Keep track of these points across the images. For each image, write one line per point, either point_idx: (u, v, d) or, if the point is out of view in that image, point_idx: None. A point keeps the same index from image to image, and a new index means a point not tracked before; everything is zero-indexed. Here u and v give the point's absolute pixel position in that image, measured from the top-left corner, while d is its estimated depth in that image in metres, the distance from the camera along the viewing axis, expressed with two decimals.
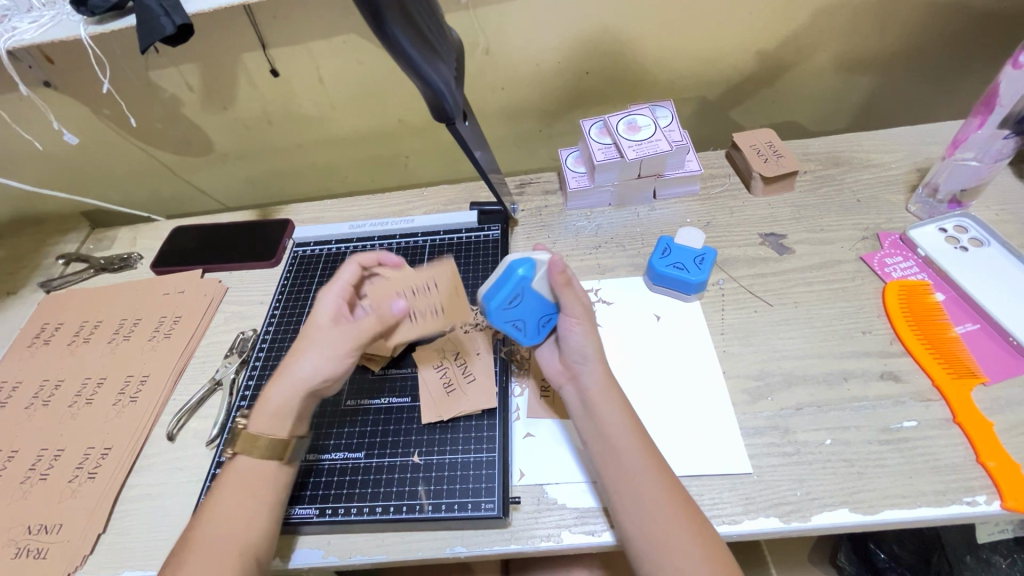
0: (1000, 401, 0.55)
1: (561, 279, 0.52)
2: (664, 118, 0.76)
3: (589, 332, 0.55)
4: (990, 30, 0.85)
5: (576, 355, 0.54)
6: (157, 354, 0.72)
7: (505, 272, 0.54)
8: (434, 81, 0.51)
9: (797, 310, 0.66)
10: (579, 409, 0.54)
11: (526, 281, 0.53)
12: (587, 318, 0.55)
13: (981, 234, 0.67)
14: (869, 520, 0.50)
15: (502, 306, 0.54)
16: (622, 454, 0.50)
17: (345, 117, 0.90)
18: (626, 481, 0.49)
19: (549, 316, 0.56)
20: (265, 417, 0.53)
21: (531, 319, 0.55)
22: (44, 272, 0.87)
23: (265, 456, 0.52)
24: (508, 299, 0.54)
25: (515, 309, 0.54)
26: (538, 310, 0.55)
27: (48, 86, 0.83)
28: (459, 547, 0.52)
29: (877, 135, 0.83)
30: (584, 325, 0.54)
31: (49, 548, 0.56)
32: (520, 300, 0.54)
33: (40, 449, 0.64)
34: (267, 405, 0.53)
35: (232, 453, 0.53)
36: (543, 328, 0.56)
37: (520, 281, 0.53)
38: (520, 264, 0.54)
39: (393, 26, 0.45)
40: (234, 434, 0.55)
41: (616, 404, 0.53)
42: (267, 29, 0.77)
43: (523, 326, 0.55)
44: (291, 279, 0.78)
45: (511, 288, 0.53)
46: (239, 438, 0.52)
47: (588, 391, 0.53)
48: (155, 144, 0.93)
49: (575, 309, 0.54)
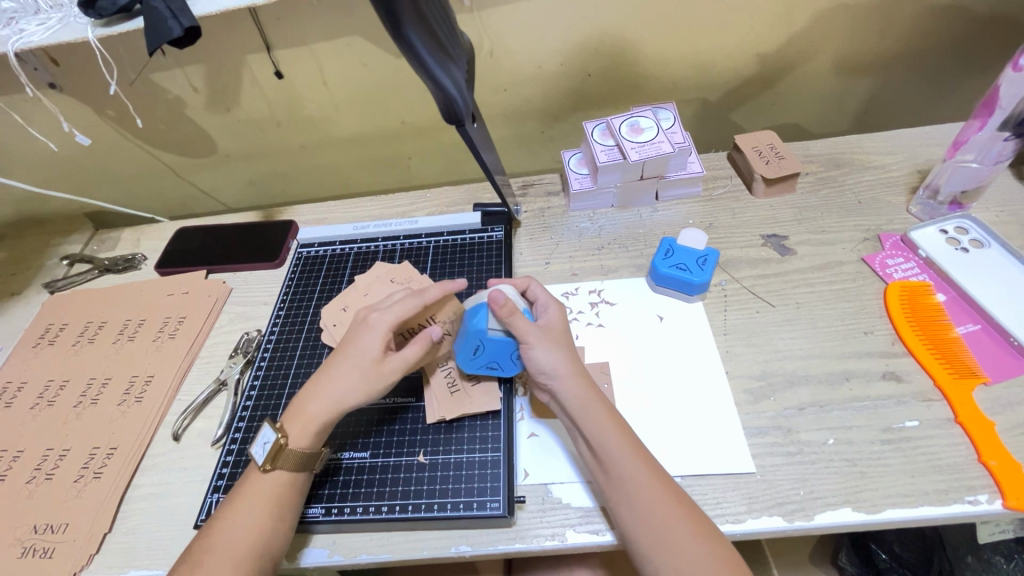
0: (1001, 401, 0.56)
1: (505, 311, 0.53)
2: (666, 119, 0.76)
3: (551, 350, 0.55)
4: (989, 33, 0.86)
5: (543, 375, 0.54)
6: (162, 355, 0.72)
7: (463, 326, 0.57)
8: (447, 84, 0.51)
9: (799, 310, 0.66)
10: (566, 421, 0.54)
11: (480, 331, 0.55)
12: (544, 338, 0.55)
13: (982, 236, 0.68)
14: (871, 519, 0.50)
15: (470, 355, 0.57)
16: (609, 461, 0.50)
17: (348, 119, 0.91)
18: (618, 486, 0.49)
19: (515, 349, 0.57)
20: (304, 432, 0.53)
21: (501, 356, 0.57)
22: (48, 272, 0.87)
23: (293, 468, 0.53)
24: (472, 347, 0.57)
25: (482, 355, 0.57)
26: (503, 348, 0.56)
27: (54, 87, 0.83)
28: (464, 546, 0.53)
29: (878, 136, 0.84)
30: (542, 344, 0.54)
31: (55, 547, 0.57)
32: (483, 347, 0.56)
33: (46, 449, 0.65)
34: (302, 420, 0.54)
35: (268, 466, 0.52)
36: (517, 360, 0.57)
37: (475, 333, 0.56)
38: (471, 317, 0.56)
39: (407, 28, 0.45)
40: (260, 443, 0.54)
41: (597, 412, 0.52)
42: (273, 32, 0.77)
43: (498, 364, 0.58)
44: (295, 279, 0.78)
45: (469, 338, 0.56)
46: (274, 452, 0.52)
47: (567, 405, 0.53)
48: (159, 145, 0.94)
49: (528, 335, 0.54)
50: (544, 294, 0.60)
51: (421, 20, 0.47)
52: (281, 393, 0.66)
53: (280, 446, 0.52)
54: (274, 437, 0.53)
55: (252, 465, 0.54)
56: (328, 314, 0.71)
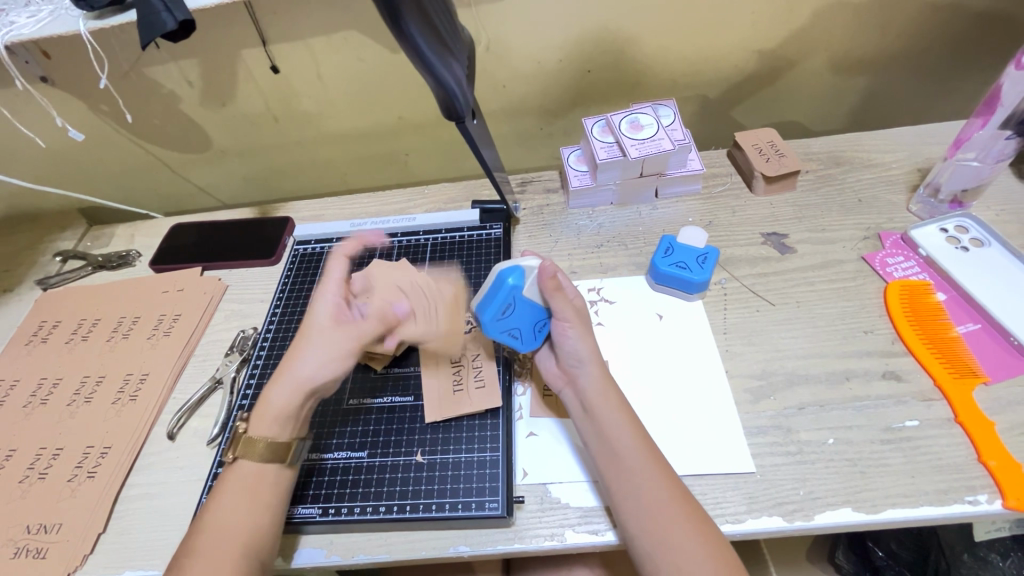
0: (1002, 401, 0.56)
1: (551, 283, 0.55)
2: (666, 116, 0.76)
3: (585, 334, 0.55)
4: (991, 31, 0.85)
5: (573, 358, 0.55)
6: (157, 352, 0.71)
7: (495, 282, 0.54)
8: (447, 80, 0.50)
9: (799, 310, 0.66)
10: (578, 410, 0.54)
11: (516, 290, 0.54)
12: (580, 322, 0.56)
13: (982, 235, 0.67)
14: (871, 519, 0.50)
15: (496, 317, 0.54)
16: (621, 453, 0.50)
17: (345, 114, 0.90)
18: (627, 478, 0.49)
19: (542, 321, 0.57)
20: (268, 420, 0.53)
21: (525, 327, 0.56)
22: (41, 268, 0.86)
23: (264, 459, 0.52)
24: (500, 310, 0.54)
25: (509, 318, 0.55)
26: (531, 317, 0.56)
27: (45, 81, 0.82)
28: (463, 546, 0.52)
29: (879, 134, 0.83)
30: (577, 327, 0.55)
31: (49, 547, 0.56)
32: (513, 309, 0.55)
33: (39, 448, 0.64)
34: (265, 411, 0.54)
35: (233, 457, 0.52)
36: (539, 333, 0.57)
37: (510, 290, 0.54)
38: (509, 274, 0.54)
39: (408, 22, 0.45)
40: (239, 434, 0.55)
41: (614, 402, 0.53)
42: (269, 26, 0.76)
43: (519, 334, 0.56)
44: (291, 277, 0.77)
45: (502, 298, 0.54)
46: (237, 441, 0.53)
47: (586, 392, 0.54)
48: (153, 140, 0.93)
49: (568, 314, 0.55)
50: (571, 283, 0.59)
51: (423, 15, 0.47)
52: None
53: (242, 434, 0.53)
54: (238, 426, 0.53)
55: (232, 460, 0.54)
56: None
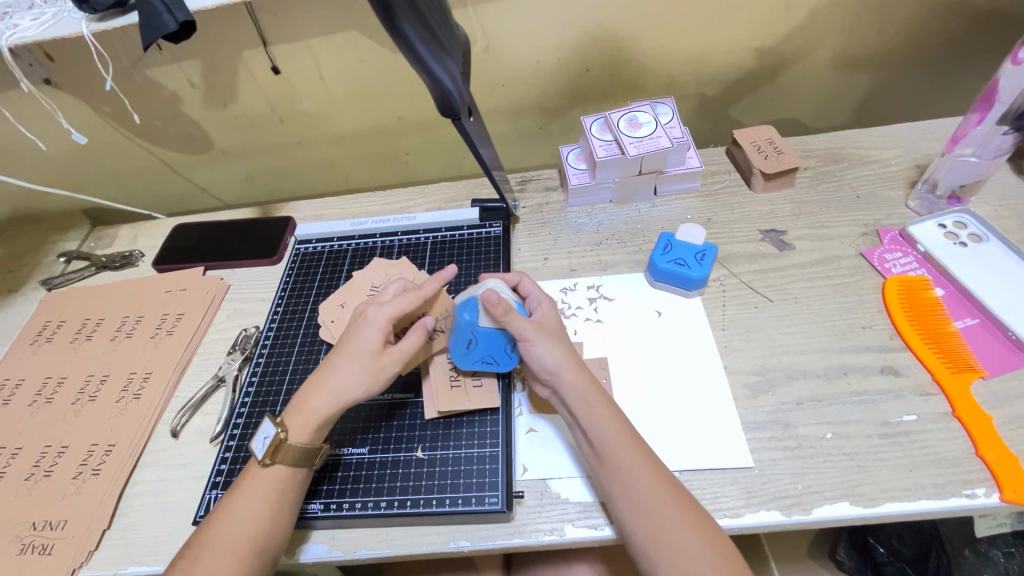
0: (999, 395, 0.56)
1: (500, 310, 0.53)
2: (664, 114, 0.76)
3: (551, 345, 0.55)
4: (989, 26, 0.85)
5: (545, 371, 0.54)
6: (160, 351, 0.72)
7: (453, 319, 0.57)
8: (442, 77, 0.51)
9: (797, 306, 0.66)
10: (566, 416, 0.55)
11: (472, 324, 0.56)
12: (543, 333, 0.56)
13: (980, 230, 0.68)
14: (869, 513, 0.50)
15: (462, 349, 0.58)
16: (609, 458, 0.50)
17: (346, 114, 0.90)
18: (617, 482, 0.49)
19: (510, 342, 0.58)
20: (305, 427, 0.53)
21: (496, 351, 0.58)
22: (45, 269, 0.87)
23: (293, 463, 0.53)
24: (465, 343, 0.57)
25: (475, 350, 0.57)
26: (498, 342, 0.57)
27: (49, 83, 0.82)
28: (463, 541, 0.53)
29: (877, 131, 0.84)
30: (542, 342, 0.55)
31: (55, 544, 0.57)
32: (477, 341, 0.57)
33: (44, 446, 0.65)
34: (304, 416, 0.54)
35: (268, 461, 0.52)
36: (512, 353, 0.58)
37: (466, 325, 0.56)
38: (463, 309, 0.57)
39: (402, 20, 0.45)
40: (260, 438, 0.53)
41: (598, 406, 0.53)
42: (269, 27, 0.77)
43: (492, 359, 0.58)
44: (293, 276, 0.78)
45: (463, 334, 0.57)
46: (275, 447, 0.52)
47: (568, 398, 0.54)
48: (156, 141, 0.93)
49: (527, 331, 0.55)
50: (535, 289, 0.61)
51: (416, 13, 0.47)
52: (280, 390, 0.66)
53: (280, 440, 0.52)
54: (275, 431, 0.53)
55: (252, 460, 0.54)
56: (326, 310, 0.71)
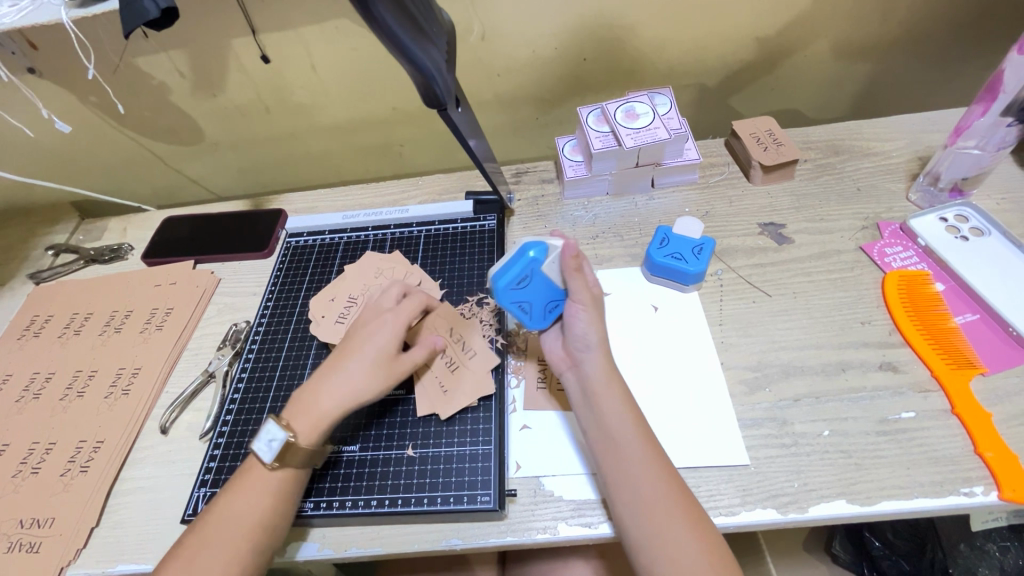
0: (999, 392, 0.55)
1: (573, 262, 0.53)
2: (663, 105, 0.74)
3: (594, 319, 0.54)
4: (993, 15, 0.84)
5: (581, 342, 0.54)
6: (150, 346, 0.71)
7: (516, 254, 0.54)
8: (426, 67, 0.49)
9: (796, 301, 0.65)
10: (579, 398, 0.54)
11: (536, 264, 0.53)
12: (594, 307, 0.54)
13: (982, 224, 0.67)
14: (866, 511, 0.50)
15: (510, 286, 0.53)
16: (619, 445, 0.50)
17: (337, 105, 0.89)
18: (623, 472, 0.49)
19: (555, 300, 0.56)
20: (315, 429, 0.52)
21: (536, 303, 0.55)
22: (33, 263, 0.86)
23: (298, 465, 0.52)
24: (517, 280, 0.53)
25: (523, 291, 0.54)
26: (546, 295, 0.55)
27: (33, 73, 0.81)
28: (455, 540, 0.52)
29: (879, 122, 0.82)
30: (589, 313, 0.54)
31: (42, 542, 0.56)
32: (529, 283, 0.54)
33: (32, 443, 0.64)
34: (313, 418, 0.53)
35: (275, 465, 0.51)
36: (550, 313, 0.56)
37: (530, 264, 0.53)
38: (533, 247, 0.54)
39: (381, 10, 0.43)
40: (265, 439, 0.52)
41: (618, 393, 0.52)
42: (257, 14, 0.75)
43: (529, 309, 0.55)
44: (284, 269, 0.77)
45: (521, 270, 0.53)
46: (284, 451, 0.51)
47: (590, 380, 0.53)
48: (144, 132, 0.92)
49: (582, 295, 0.54)
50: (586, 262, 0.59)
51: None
52: (269, 386, 0.65)
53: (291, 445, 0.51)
54: (285, 436, 0.51)
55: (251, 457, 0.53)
56: (317, 305, 0.70)
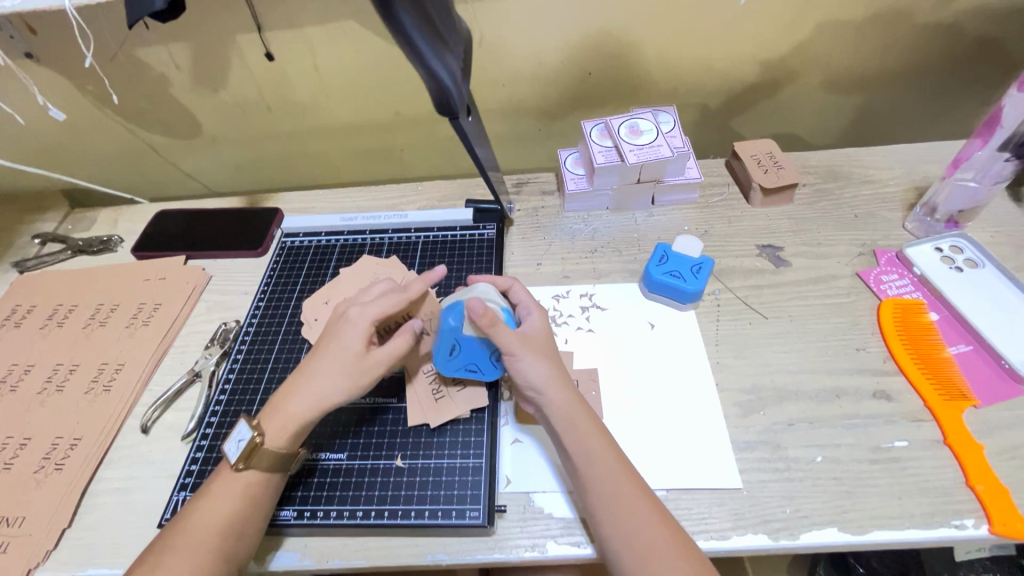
0: (990, 425, 0.55)
1: (483, 322, 0.51)
2: (666, 123, 0.75)
3: (536, 361, 0.53)
4: (991, 52, 0.85)
5: (528, 386, 0.53)
6: (135, 342, 0.69)
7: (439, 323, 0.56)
8: (442, 75, 0.49)
9: (791, 324, 0.65)
10: (548, 434, 0.53)
11: (456, 331, 0.55)
12: (527, 349, 0.53)
13: (976, 256, 0.67)
14: (857, 541, 0.50)
15: (446, 357, 0.57)
16: (590, 479, 0.49)
17: (340, 106, 0.88)
18: (599, 506, 0.48)
19: (495, 351, 0.56)
20: (282, 432, 0.51)
21: (481, 360, 0.57)
22: (18, 251, 0.84)
23: (266, 468, 0.50)
24: (448, 350, 0.56)
25: (458, 357, 0.57)
26: (483, 351, 0.56)
27: (31, 57, 0.79)
28: (441, 555, 0.51)
29: (877, 151, 0.83)
30: (526, 356, 0.53)
31: (10, 541, 0.54)
32: (461, 348, 0.56)
33: (5, 437, 0.62)
34: (283, 417, 0.52)
35: (242, 465, 0.50)
36: (498, 362, 0.57)
37: (451, 331, 0.55)
38: (447, 314, 0.56)
39: (402, 14, 0.43)
40: (235, 440, 0.51)
41: (579, 427, 0.51)
42: (264, 11, 0.74)
43: (478, 367, 0.57)
44: (277, 269, 0.75)
45: (446, 338, 0.56)
46: (250, 451, 0.50)
47: (554, 418, 0.52)
48: (141, 123, 0.90)
49: (511, 344, 0.52)
50: (525, 297, 0.59)
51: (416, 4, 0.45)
52: (257, 388, 0.63)
53: (257, 445, 0.50)
54: (251, 435, 0.50)
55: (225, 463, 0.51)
56: (309, 308, 0.69)
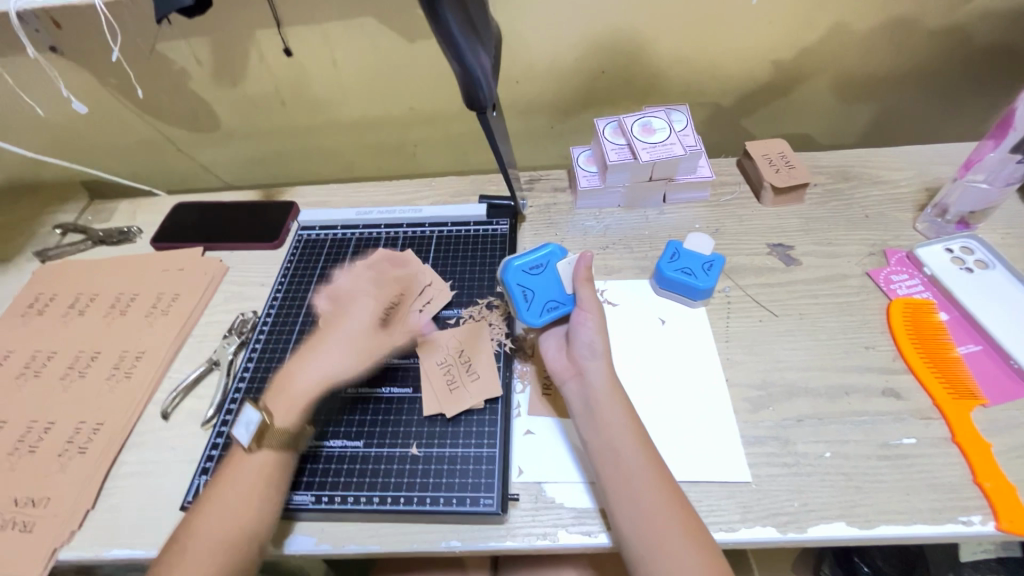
0: (998, 423, 0.56)
1: (585, 270, 0.60)
2: (679, 122, 0.75)
3: (601, 330, 0.57)
4: (1006, 54, 0.85)
5: (586, 350, 0.56)
6: (154, 331, 0.71)
7: (542, 249, 0.64)
8: (475, 70, 0.50)
9: (801, 322, 0.66)
10: (581, 406, 0.54)
11: (552, 261, 0.62)
12: (600, 318, 0.58)
13: (987, 257, 0.68)
14: (864, 535, 0.50)
15: (522, 269, 0.62)
16: (620, 453, 0.50)
17: (356, 101, 0.89)
18: (622, 482, 0.49)
19: (558, 304, 0.60)
20: (290, 410, 0.54)
21: (539, 296, 0.60)
22: (40, 240, 0.85)
23: (278, 447, 0.52)
24: (532, 266, 0.62)
25: (532, 278, 0.61)
26: (550, 292, 0.60)
27: (55, 51, 0.81)
28: (455, 541, 0.52)
29: (889, 152, 0.83)
30: (596, 321, 0.57)
31: (36, 521, 0.55)
32: (539, 274, 0.61)
33: (30, 421, 0.63)
34: (289, 399, 0.55)
35: (254, 446, 0.52)
36: (546, 312, 0.59)
37: (548, 257, 0.63)
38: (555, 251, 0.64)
39: (445, 10, 0.45)
40: (243, 424, 0.53)
41: (618, 402, 0.53)
42: (284, 8, 0.76)
43: (529, 297, 0.60)
44: (294, 261, 0.77)
45: (539, 259, 0.63)
46: (261, 431, 0.52)
47: (592, 389, 0.54)
48: (160, 117, 0.92)
49: (590, 305, 0.58)
50: None
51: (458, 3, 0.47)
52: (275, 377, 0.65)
53: (267, 425, 0.53)
54: (259, 418, 0.53)
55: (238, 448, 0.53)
56: None
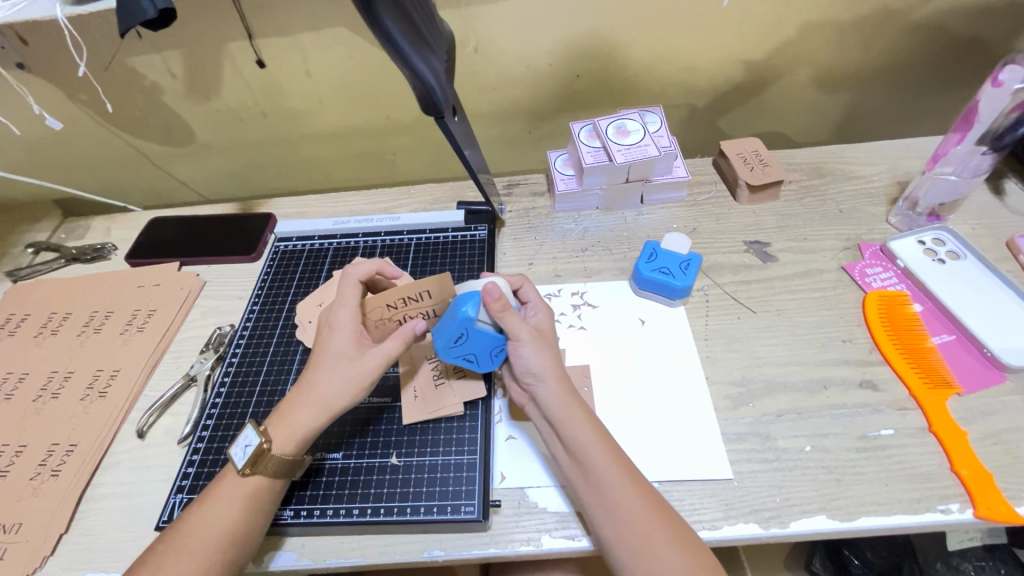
0: (974, 411, 0.56)
1: (498, 306, 0.51)
2: (653, 123, 0.76)
3: (541, 352, 0.53)
4: (971, 50, 0.87)
5: (530, 377, 0.53)
6: (130, 349, 0.70)
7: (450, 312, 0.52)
8: (425, 74, 0.50)
9: (779, 317, 0.66)
10: (544, 426, 0.54)
11: (470, 322, 0.52)
12: (536, 339, 0.53)
13: (958, 247, 0.69)
14: (845, 527, 0.50)
15: (449, 344, 0.53)
16: (585, 470, 0.49)
17: (332, 111, 0.89)
18: (594, 496, 0.48)
19: (500, 346, 0.54)
20: (289, 439, 0.51)
21: (480, 351, 0.55)
22: (11, 260, 0.84)
23: (273, 474, 0.51)
24: (454, 337, 0.53)
25: (463, 345, 0.54)
26: (487, 344, 0.54)
27: (22, 68, 0.80)
28: (438, 551, 0.51)
29: (861, 148, 0.85)
30: (532, 347, 0.53)
31: (7, 548, 0.54)
32: (468, 339, 0.53)
33: (1, 445, 0.62)
34: (289, 427, 0.52)
35: (248, 471, 0.50)
36: (497, 356, 0.55)
37: (463, 322, 0.52)
38: (461, 303, 0.52)
39: (385, 16, 0.45)
40: (242, 445, 0.52)
41: (575, 418, 0.51)
42: (255, 19, 0.75)
43: (475, 358, 0.55)
44: (271, 273, 0.76)
45: (456, 328, 0.52)
46: (256, 456, 0.50)
47: (547, 410, 0.52)
48: (133, 132, 0.91)
49: (521, 333, 0.52)
50: (534, 295, 0.58)
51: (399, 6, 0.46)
52: (253, 390, 0.64)
53: (263, 450, 0.50)
54: (257, 441, 0.51)
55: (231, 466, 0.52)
56: (305, 310, 0.70)
